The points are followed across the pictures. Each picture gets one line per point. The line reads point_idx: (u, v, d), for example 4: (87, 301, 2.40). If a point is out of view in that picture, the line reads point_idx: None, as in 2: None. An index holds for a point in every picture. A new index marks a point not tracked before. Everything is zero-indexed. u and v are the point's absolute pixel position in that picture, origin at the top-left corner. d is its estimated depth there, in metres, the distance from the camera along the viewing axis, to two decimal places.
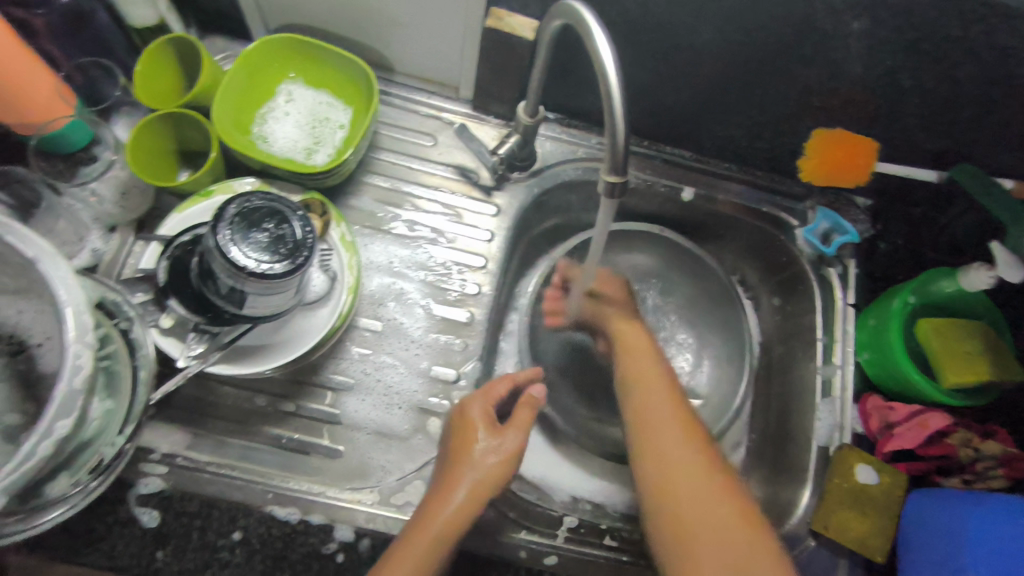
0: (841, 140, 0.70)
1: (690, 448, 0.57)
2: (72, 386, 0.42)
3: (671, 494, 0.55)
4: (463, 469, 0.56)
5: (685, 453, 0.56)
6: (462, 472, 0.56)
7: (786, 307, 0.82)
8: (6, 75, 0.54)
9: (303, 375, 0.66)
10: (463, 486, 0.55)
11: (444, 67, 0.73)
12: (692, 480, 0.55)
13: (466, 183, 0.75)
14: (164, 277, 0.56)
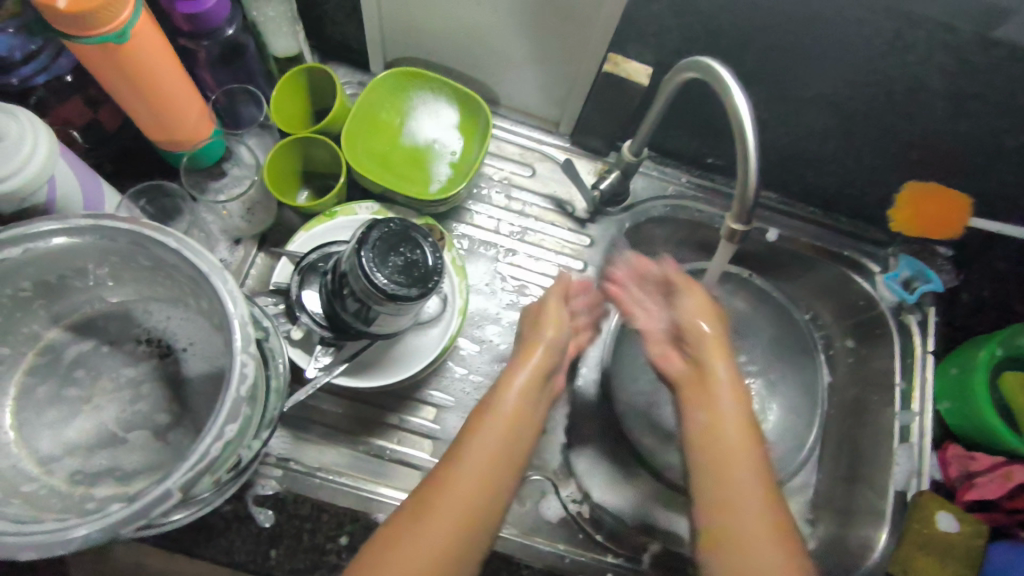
0: (934, 193, 0.72)
1: (734, 410, 0.56)
2: (238, 392, 0.46)
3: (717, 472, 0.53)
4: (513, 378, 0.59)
5: (734, 424, 0.55)
6: (519, 366, 0.60)
7: (861, 350, 0.83)
8: (169, 99, 0.59)
9: (406, 392, 0.70)
10: (514, 391, 0.58)
11: (551, 105, 0.77)
12: (733, 463, 0.53)
13: (562, 214, 0.79)
14: (296, 291, 0.60)
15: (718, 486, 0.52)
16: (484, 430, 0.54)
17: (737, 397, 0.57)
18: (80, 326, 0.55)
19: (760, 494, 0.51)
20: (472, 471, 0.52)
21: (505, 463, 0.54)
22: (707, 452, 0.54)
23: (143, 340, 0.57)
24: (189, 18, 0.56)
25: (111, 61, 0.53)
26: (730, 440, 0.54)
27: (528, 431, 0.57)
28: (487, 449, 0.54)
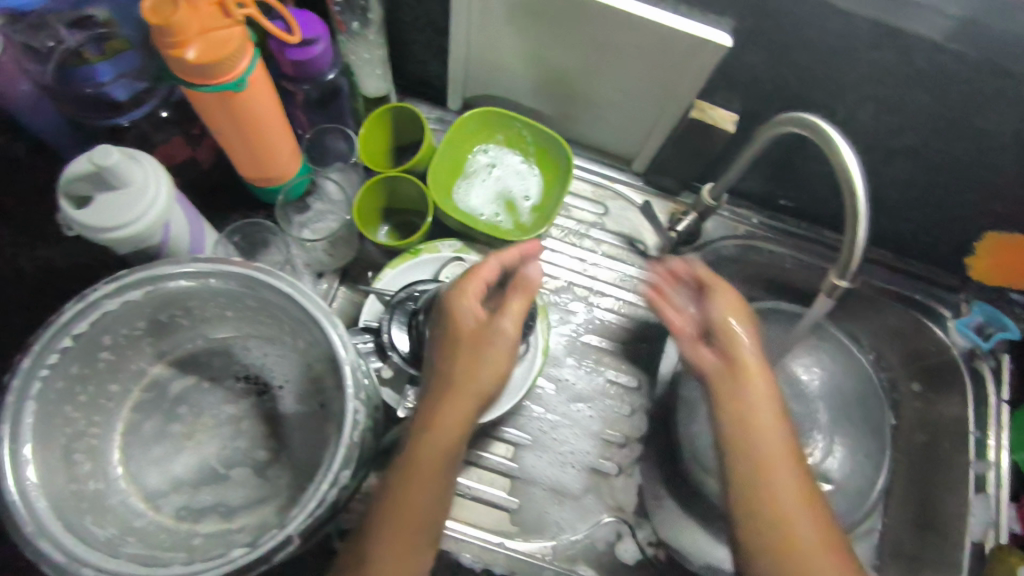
0: (1019, 244, 0.71)
1: (784, 435, 0.51)
2: (352, 438, 0.47)
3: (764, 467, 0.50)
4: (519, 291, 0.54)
5: (773, 434, 0.51)
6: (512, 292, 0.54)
7: (928, 394, 0.83)
8: (269, 143, 0.61)
9: (483, 427, 0.68)
10: (512, 312, 0.53)
11: (626, 144, 0.78)
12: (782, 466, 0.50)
13: (632, 251, 0.79)
14: (388, 330, 0.60)
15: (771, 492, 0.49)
16: (473, 372, 0.51)
17: (778, 416, 0.52)
18: (183, 361, 0.57)
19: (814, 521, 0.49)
20: (450, 421, 0.50)
21: (465, 409, 0.51)
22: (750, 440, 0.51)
23: (241, 376, 0.58)
24: (296, 65, 0.58)
25: (225, 110, 0.55)
26: (785, 474, 0.50)
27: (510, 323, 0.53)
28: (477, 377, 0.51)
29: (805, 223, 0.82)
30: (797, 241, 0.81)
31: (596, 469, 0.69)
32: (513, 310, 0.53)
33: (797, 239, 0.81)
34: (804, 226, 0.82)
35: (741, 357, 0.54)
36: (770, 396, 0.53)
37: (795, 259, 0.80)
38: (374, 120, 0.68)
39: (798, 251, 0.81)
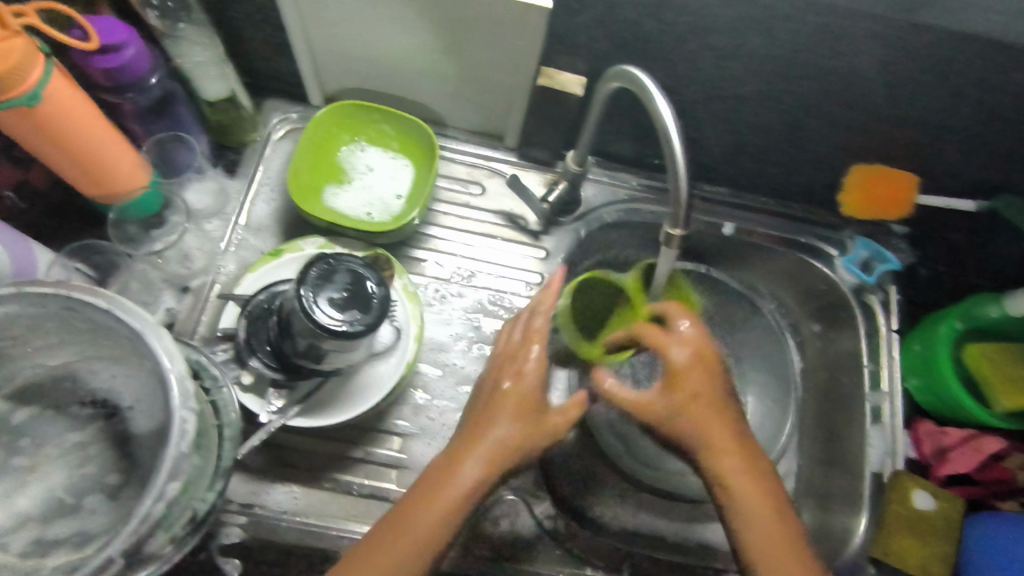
0: (882, 173, 0.72)
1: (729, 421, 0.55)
2: (180, 449, 0.46)
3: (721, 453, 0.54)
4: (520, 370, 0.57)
5: (726, 465, 0.53)
6: (510, 391, 0.56)
7: (828, 333, 0.82)
8: (98, 159, 0.59)
9: (369, 423, 0.68)
10: (510, 406, 0.55)
11: (494, 121, 0.76)
12: (759, 504, 0.52)
13: (516, 230, 0.78)
14: (243, 334, 0.59)
15: (752, 536, 0.51)
16: (434, 494, 0.51)
17: (737, 446, 0.54)
18: (23, 394, 0.54)
19: (792, 548, 0.50)
20: (416, 535, 0.49)
21: (437, 535, 0.49)
22: (730, 500, 0.53)
23: (87, 402, 0.56)
24: (109, 73, 0.55)
25: (32, 126, 0.53)
26: (756, 496, 0.52)
27: (499, 433, 0.54)
28: (452, 494, 0.51)
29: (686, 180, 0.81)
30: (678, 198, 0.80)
31: None
32: (508, 419, 0.54)
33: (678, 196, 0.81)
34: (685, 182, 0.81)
35: (698, 405, 0.55)
36: (724, 422, 0.55)
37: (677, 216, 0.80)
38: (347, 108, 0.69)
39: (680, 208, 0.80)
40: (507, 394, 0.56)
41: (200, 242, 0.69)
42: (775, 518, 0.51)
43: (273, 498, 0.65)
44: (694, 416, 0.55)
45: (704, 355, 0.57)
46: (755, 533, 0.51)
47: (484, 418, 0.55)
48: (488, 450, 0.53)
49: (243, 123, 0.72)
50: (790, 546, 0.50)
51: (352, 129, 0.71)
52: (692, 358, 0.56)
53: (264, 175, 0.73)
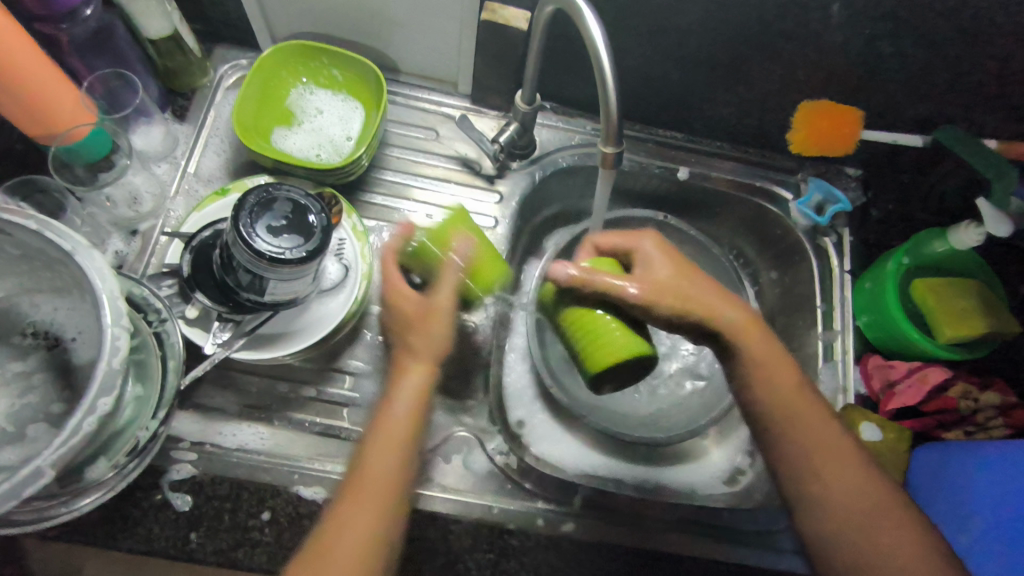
0: (828, 110, 0.73)
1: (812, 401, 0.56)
2: (111, 365, 0.46)
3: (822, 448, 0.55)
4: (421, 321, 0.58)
5: (785, 382, 0.56)
6: (416, 334, 0.58)
7: (784, 279, 0.83)
8: (36, 94, 0.58)
9: (321, 362, 0.69)
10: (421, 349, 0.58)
11: (445, 65, 0.76)
12: (798, 420, 0.55)
13: (470, 174, 0.78)
14: (187, 269, 0.59)
15: (813, 460, 0.55)
16: (377, 449, 0.55)
17: (778, 353, 0.56)
18: None
19: (845, 459, 0.55)
20: (367, 500, 0.53)
21: (389, 489, 0.54)
22: (783, 413, 0.55)
23: (29, 333, 0.56)
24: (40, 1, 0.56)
25: None
26: (823, 429, 0.55)
27: (414, 380, 0.57)
28: (388, 443, 0.55)
29: (639, 125, 0.81)
30: (632, 143, 0.81)
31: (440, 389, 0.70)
32: (421, 355, 0.58)
33: (633, 142, 0.81)
34: (638, 128, 0.82)
35: (735, 320, 0.56)
36: (774, 347, 0.56)
37: (631, 160, 0.80)
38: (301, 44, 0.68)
39: (633, 153, 0.81)
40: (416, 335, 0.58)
41: (147, 184, 0.69)
42: (831, 432, 0.56)
43: (242, 437, 0.65)
44: (760, 355, 0.56)
45: (746, 307, 0.58)
46: (815, 455, 0.55)
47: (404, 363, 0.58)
48: (408, 394, 0.57)
49: (190, 67, 0.71)
50: (846, 456, 0.55)
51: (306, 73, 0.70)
52: (692, 277, 0.57)
53: (214, 121, 0.73)
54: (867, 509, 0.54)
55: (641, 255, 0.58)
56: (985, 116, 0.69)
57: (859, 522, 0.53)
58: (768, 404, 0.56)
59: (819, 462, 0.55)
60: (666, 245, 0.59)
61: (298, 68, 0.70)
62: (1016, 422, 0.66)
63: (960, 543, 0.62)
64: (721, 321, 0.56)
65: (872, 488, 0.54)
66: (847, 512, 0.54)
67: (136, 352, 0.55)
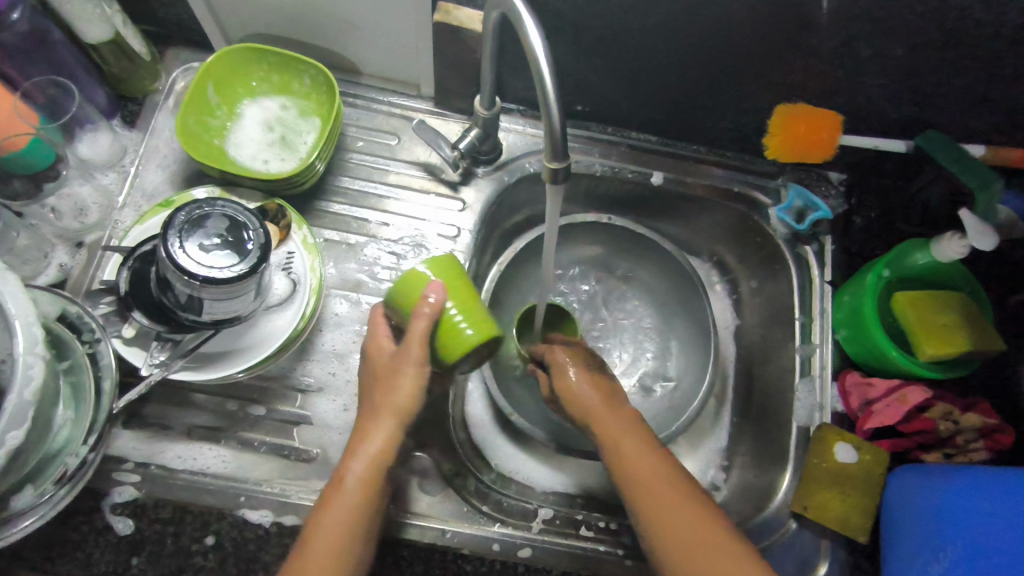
0: (805, 114, 0.69)
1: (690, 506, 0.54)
2: (23, 396, 0.43)
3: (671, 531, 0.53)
4: (388, 371, 0.55)
5: (654, 484, 0.56)
6: (384, 390, 0.54)
7: (764, 288, 0.79)
8: None
9: (272, 379, 0.67)
10: (387, 403, 0.54)
11: (405, 67, 0.73)
12: (660, 480, 0.56)
13: (433, 181, 0.75)
14: (125, 286, 0.57)
15: (669, 533, 0.53)
16: (330, 508, 0.51)
17: (640, 440, 0.58)
18: None
19: (712, 536, 0.53)
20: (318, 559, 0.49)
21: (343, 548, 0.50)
22: (642, 509, 0.55)
23: None
24: None
25: None
26: (658, 488, 0.55)
27: (377, 438, 0.53)
28: (345, 502, 0.51)
29: (611, 128, 0.78)
30: (604, 147, 0.77)
31: None
32: (388, 411, 0.54)
33: (605, 146, 0.78)
34: (610, 130, 0.78)
35: (619, 434, 0.59)
36: (647, 446, 0.58)
37: (602, 165, 0.77)
38: (253, 49, 0.67)
39: (605, 157, 0.77)
40: (383, 389, 0.54)
41: (94, 196, 0.67)
42: (685, 511, 0.54)
43: (203, 460, 0.64)
44: (617, 437, 0.58)
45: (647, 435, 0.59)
46: (680, 539, 0.53)
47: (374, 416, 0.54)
48: (365, 453, 0.53)
49: (138, 72, 0.69)
50: (690, 512, 0.54)
51: (257, 80, 0.69)
52: (602, 383, 0.63)
53: (165, 128, 0.70)
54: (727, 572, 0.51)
55: (568, 389, 0.62)
56: (970, 120, 0.65)
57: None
58: (631, 491, 0.56)
59: (671, 538, 0.53)
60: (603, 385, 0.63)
61: (250, 73, 0.68)
62: (997, 446, 0.64)
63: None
64: (604, 415, 0.60)
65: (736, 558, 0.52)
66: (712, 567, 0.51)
67: (71, 374, 0.53)
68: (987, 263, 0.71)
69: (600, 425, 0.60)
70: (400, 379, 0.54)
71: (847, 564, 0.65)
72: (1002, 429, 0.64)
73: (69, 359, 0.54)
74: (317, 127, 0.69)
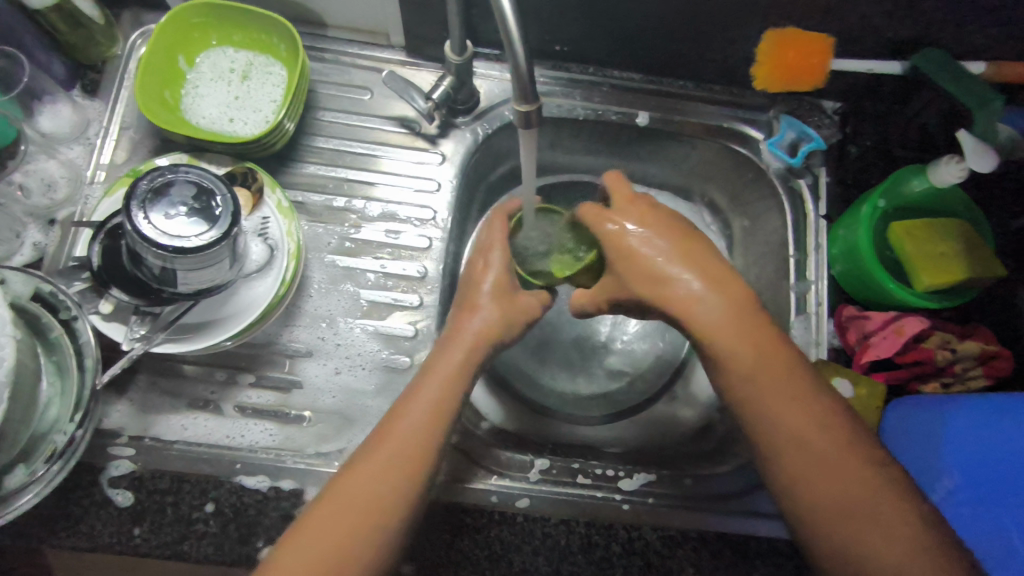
0: (793, 39, 0.65)
1: (810, 403, 0.50)
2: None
3: (773, 450, 0.50)
4: (473, 312, 0.58)
5: (787, 421, 0.50)
6: (464, 326, 0.57)
7: (756, 228, 0.77)
8: None
9: (261, 347, 0.67)
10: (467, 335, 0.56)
11: (371, 16, 0.69)
12: (795, 405, 0.50)
13: (410, 135, 0.73)
14: (97, 261, 0.55)
15: (794, 466, 0.49)
16: (401, 417, 0.52)
17: (748, 329, 0.52)
18: None
19: (864, 487, 0.47)
20: (394, 446, 0.50)
21: (409, 458, 0.50)
22: (718, 345, 0.52)
23: None
24: None
25: None
26: (795, 417, 0.49)
27: (458, 355, 0.55)
28: (401, 440, 0.50)
29: (592, 67, 0.75)
30: (586, 89, 0.74)
31: (388, 366, 0.67)
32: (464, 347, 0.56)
33: (586, 88, 0.74)
34: (591, 71, 0.75)
35: (693, 306, 0.53)
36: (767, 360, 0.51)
37: (585, 109, 0.74)
38: (217, 4, 0.64)
39: (588, 99, 0.74)
40: (455, 339, 0.56)
41: (59, 171, 0.65)
42: (790, 407, 0.50)
43: (251, 436, 0.64)
44: (710, 329, 0.52)
45: (737, 304, 0.52)
46: (786, 438, 0.49)
47: (449, 347, 0.56)
48: (444, 367, 0.54)
49: (92, 38, 0.66)
50: (830, 436, 0.49)
51: (222, 37, 0.67)
52: (704, 260, 0.54)
53: (129, 96, 0.68)
54: (842, 500, 0.47)
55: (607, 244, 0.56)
56: (970, 33, 0.61)
57: (862, 512, 0.47)
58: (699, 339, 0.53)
59: (787, 465, 0.49)
60: (667, 234, 0.55)
61: (217, 31, 0.66)
62: (994, 373, 0.63)
63: None
64: (704, 318, 0.52)
65: (882, 495, 0.47)
66: (845, 502, 0.47)
67: (53, 353, 0.54)
68: (986, 187, 0.68)
69: (677, 299, 0.53)
70: (478, 317, 0.57)
71: None
72: (1000, 356, 0.63)
73: (49, 340, 0.54)
74: (283, 84, 0.67)
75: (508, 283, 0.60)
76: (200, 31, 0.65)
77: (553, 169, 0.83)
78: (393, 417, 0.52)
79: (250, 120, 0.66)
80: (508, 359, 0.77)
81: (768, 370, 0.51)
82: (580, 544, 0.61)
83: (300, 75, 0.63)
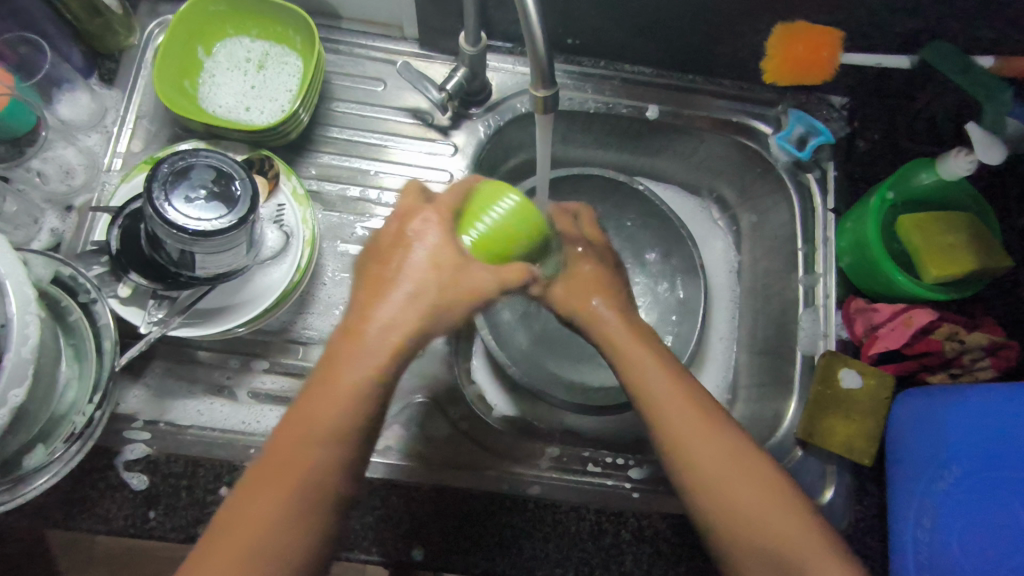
0: (803, 33, 0.66)
1: (731, 439, 0.51)
2: (21, 356, 0.44)
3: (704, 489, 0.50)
4: (390, 290, 0.46)
5: (710, 452, 0.50)
6: (380, 310, 0.46)
7: (764, 222, 0.78)
8: None
9: (275, 334, 0.67)
10: (386, 318, 0.46)
11: (386, 8, 0.70)
12: (704, 430, 0.51)
13: (423, 126, 0.73)
14: (116, 245, 0.56)
15: (720, 499, 0.49)
16: (313, 420, 0.45)
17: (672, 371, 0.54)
18: None
19: (786, 519, 0.48)
20: (301, 461, 0.44)
21: (330, 463, 0.44)
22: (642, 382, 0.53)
23: None
24: None
25: None
26: (715, 453, 0.50)
27: (378, 344, 0.46)
28: (311, 453, 0.44)
29: (604, 61, 0.75)
30: (597, 82, 0.75)
31: None
32: (380, 337, 0.46)
33: (598, 81, 0.75)
34: (602, 64, 0.75)
35: (620, 342, 0.55)
36: (677, 396, 0.53)
37: (596, 101, 0.74)
38: None
39: (599, 93, 0.75)
40: (371, 322, 0.46)
41: (77, 158, 0.66)
42: (713, 442, 0.50)
43: (266, 421, 0.64)
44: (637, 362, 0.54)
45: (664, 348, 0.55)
46: (711, 476, 0.50)
47: (360, 336, 0.46)
48: (362, 360, 0.45)
49: (111, 27, 0.66)
50: (746, 467, 0.50)
51: (239, 26, 0.67)
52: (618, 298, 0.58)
53: (146, 85, 0.69)
54: (775, 533, 0.48)
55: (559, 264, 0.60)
56: (979, 26, 0.62)
57: (773, 539, 0.48)
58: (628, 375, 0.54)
59: (708, 501, 0.49)
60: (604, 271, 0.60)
61: (234, 20, 0.67)
62: (1003, 364, 0.63)
63: (922, 506, 0.60)
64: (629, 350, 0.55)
65: (807, 533, 0.48)
66: (762, 525, 0.48)
67: (71, 337, 0.54)
68: (991, 181, 0.69)
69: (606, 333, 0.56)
70: (399, 295, 0.46)
71: (853, 487, 0.65)
72: (1008, 346, 0.63)
73: (68, 323, 0.54)
74: (298, 75, 0.67)
75: (448, 252, 0.47)
76: (218, 20, 0.66)
77: (564, 162, 0.84)
78: (300, 425, 0.45)
79: (267, 110, 0.67)
80: (519, 350, 0.77)
81: (682, 409, 0.52)
82: (590, 531, 0.61)
83: (315, 65, 0.64)
